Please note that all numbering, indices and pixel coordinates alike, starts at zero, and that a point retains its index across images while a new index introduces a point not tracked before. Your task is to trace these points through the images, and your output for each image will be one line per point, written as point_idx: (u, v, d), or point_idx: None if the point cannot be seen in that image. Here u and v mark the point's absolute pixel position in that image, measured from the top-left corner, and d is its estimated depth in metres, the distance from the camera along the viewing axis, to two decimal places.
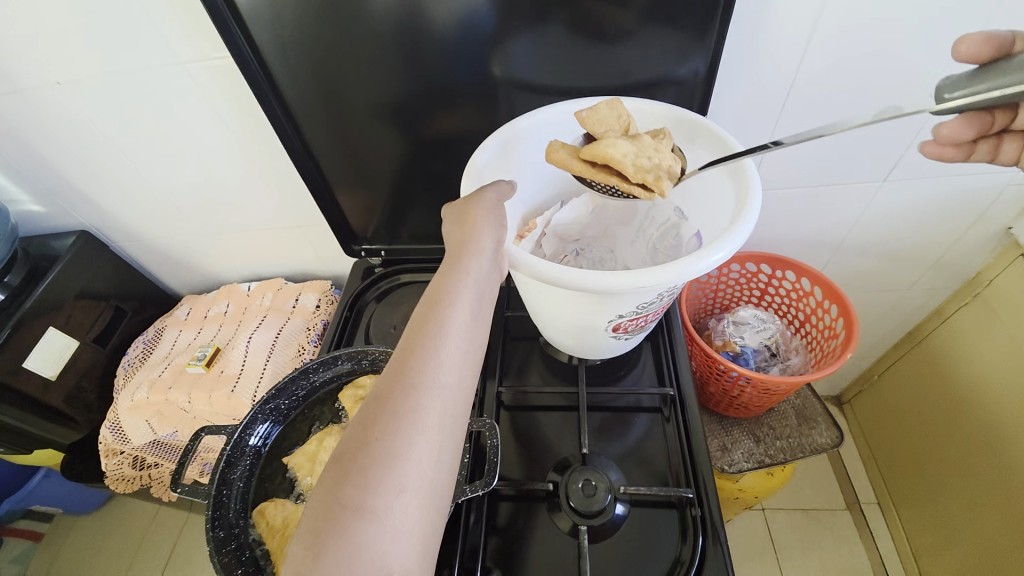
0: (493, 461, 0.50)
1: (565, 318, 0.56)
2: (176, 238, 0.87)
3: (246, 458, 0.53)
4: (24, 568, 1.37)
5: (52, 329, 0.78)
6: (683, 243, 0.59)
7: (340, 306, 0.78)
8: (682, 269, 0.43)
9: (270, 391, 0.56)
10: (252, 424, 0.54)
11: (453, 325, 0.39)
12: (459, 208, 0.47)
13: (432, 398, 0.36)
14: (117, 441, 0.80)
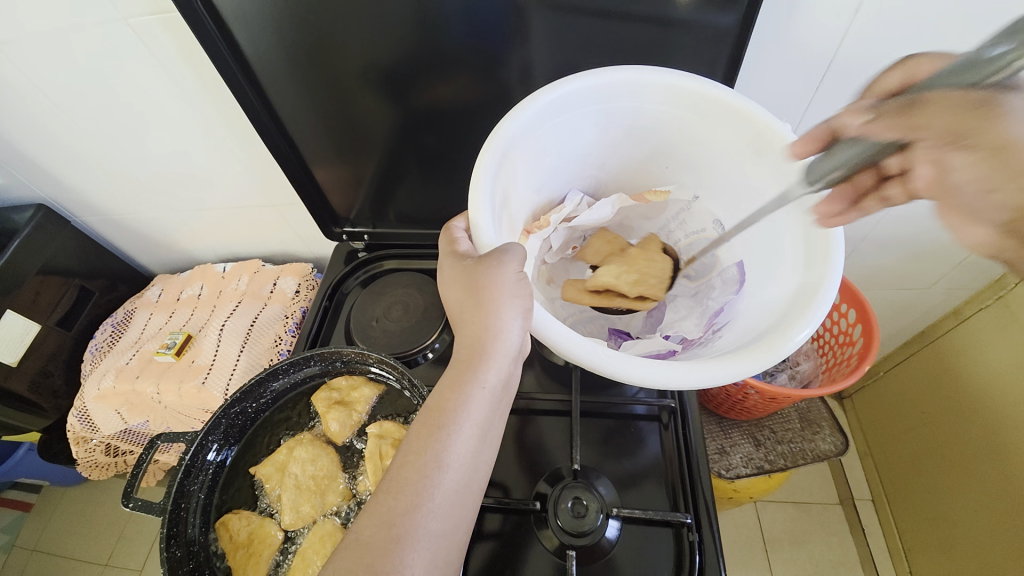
0: None
1: None
2: (142, 214, 0.81)
3: (206, 471, 0.49)
4: (14, 538, 1.39)
5: (9, 313, 0.73)
6: (718, 267, 0.55)
7: (319, 294, 0.72)
8: (728, 369, 0.39)
9: (234, 395, 0.50)
10: (214, 431, 0.49)
11: (453, 455, 0.37)
12: (470, 285, 0.42)
13: (417, 551, 0.33)
14: (86, 430, 0.75)
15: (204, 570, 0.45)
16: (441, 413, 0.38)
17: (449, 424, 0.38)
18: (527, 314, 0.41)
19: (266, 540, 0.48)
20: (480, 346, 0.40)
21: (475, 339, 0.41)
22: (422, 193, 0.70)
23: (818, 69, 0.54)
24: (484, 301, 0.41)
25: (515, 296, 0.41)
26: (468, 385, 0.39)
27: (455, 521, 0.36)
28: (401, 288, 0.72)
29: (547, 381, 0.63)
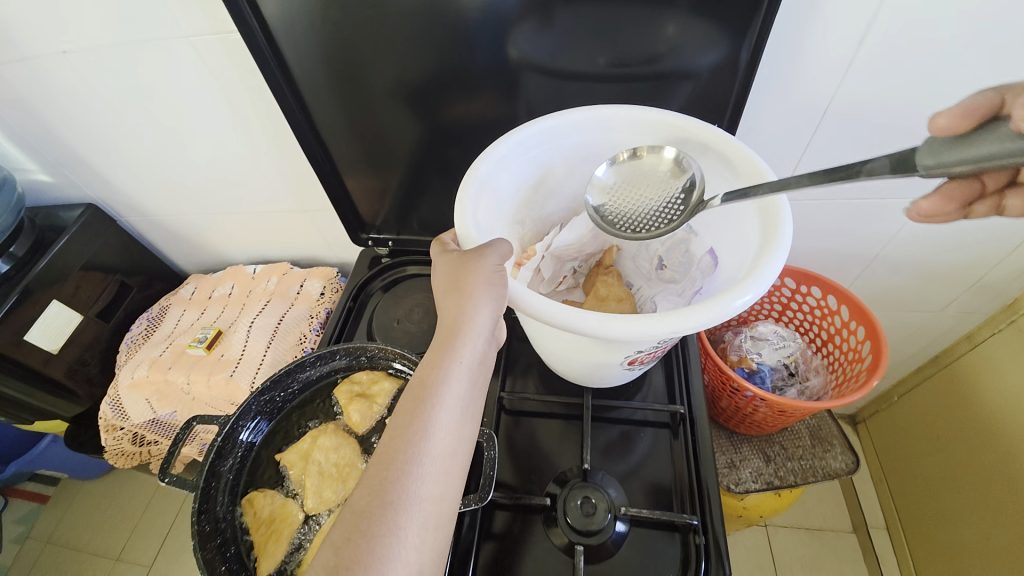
0: (490, 475, 0.48)
1: (574, 354, 0.51)
2: (181, 215, 0.86)
3: (237, 451, 0.52)
4: (30, 529, 1.42)
5: (55, 303, 0.77)
6: (694, 261, 0.55)
7: (344, 295, 0.75)
8: (679, 321, 0.39)
9: (266, 382, 0.53)
10: (246, 416, 0.52)
11: (437, 427, 0.38)
12: (454, 272, 0.44)
13: (409, 516, 0.35)
14: (117, 417, 0.79)
15: (229, 545, 0.47)
16: (421, 387, 0.39)
17: (430, 397, 0.39)
18: (502, 296, 0.43)
19: (287, 522, 0.50)
20: (458, 324, 0.42)
21: (453, 319, 0.43)
22: (444, 205, 0.73)
23: (825, 97, 0.57)
24: (463, 285, 0.43)
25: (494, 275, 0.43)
26: (446, 362, 0.41)
27: (444, 489, 0.37)
28: (422, 292, 0.75)
29: (557, 386, 0.65)
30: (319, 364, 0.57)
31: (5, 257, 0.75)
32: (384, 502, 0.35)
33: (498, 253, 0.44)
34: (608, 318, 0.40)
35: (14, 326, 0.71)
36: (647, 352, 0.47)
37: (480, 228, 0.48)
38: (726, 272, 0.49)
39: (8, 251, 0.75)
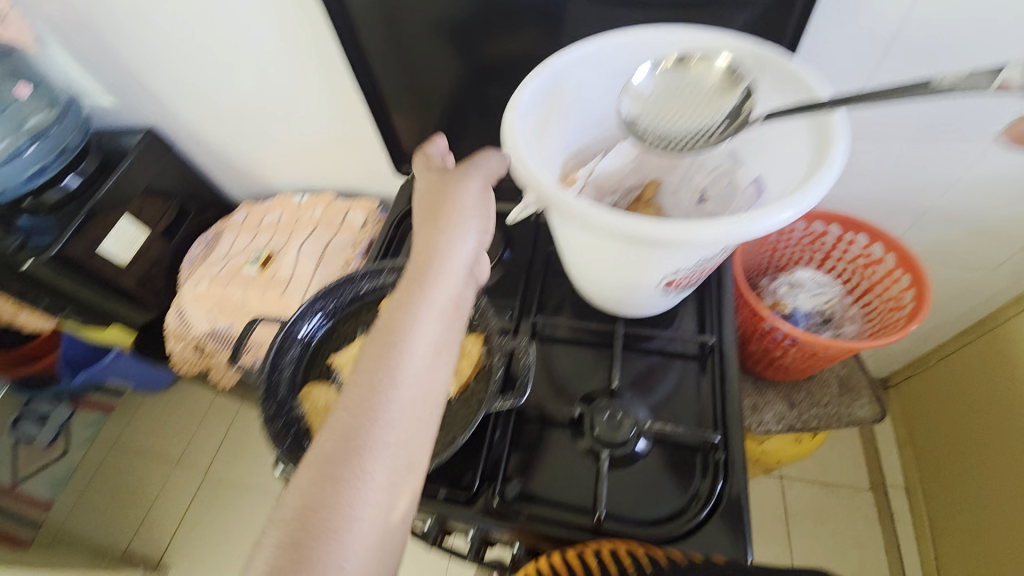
0: (526, 377, 0.53)
1: (604, 275, 0.51)
2: (232, 143, 0.89)
3: (295, 347, 0.57)
4: (96, 433, 1.61)
5: (125, 218, 0.83)
6: (738, 192, 0.53)
7: (387, 223, 0.78)
8: (709, 228, 0.39)
9: (321, 290, 0.60)
10: (303, 317, 0.58)
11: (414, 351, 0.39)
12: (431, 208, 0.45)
13: (383, 430, 0.36)
14: (182, 328, 0.87)
15: (289, 424, 0.52)
16: (388, 329, 0.39)
17: (398, 337, 0.38)
18: (478, 229, 0.45)
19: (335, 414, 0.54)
20: (429, 262, 0.42)
21: (429, 254, 0.43)
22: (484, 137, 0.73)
23: (897, 21, 0.53)
24: (441, 217, 0.44)
25: (473, 212, 0.44)
26: (418, 301, 0.40)
27: (422, 409, 0.38)
28: None
29: (589, 316, 0.67)
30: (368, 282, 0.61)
31: (75, 173, 0.79)
32: (356, 450, 0.35)
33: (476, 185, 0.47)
34: (645, 223, 0.40)
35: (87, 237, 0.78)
36: (691, 271, 0.47)
37: (526, 134, 0.46)
38: (772, 200, 0.47)
39: (79, 168, 0.80)
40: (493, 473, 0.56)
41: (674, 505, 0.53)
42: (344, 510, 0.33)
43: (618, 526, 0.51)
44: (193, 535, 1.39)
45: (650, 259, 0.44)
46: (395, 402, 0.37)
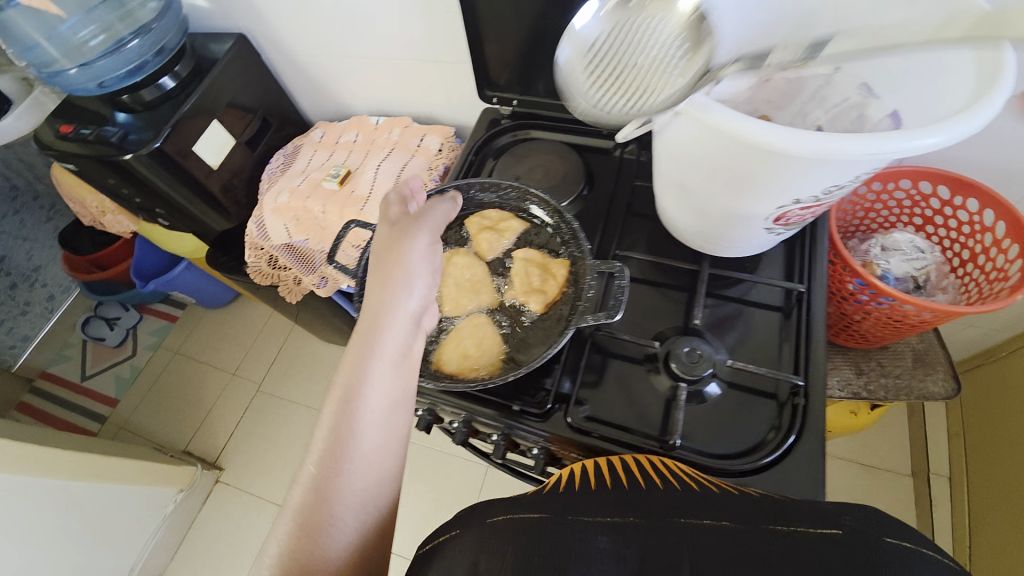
0: (620, 299, 0.50)
1: (708, 203, 0.49)
2: (316, 57, 0.89)
3: None
4: (161, 339, 1.73)
5: (215, 123, 0.84)
6: (867, 126, 0.50)
7: (465, 150, 0.79)
8: (843, 144, 0.36)
9: (417, 197, 0.62)
10: None
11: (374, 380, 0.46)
12: (381, 260, 0.51)
13: (356, 447, 0.43)
14: (261, 239, 0.91)
15: None
16: (343, 389, 0.45)
17: (353, 392, 0.45)
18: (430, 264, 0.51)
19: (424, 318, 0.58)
20: (376, 319, 0.48)
21: (379, 304, 0.49)
22: None
23: None
24: (394, 266, 0.50)
25: (420, 265, 0.51)
26: (369, 357, 0.47)
27: (390, 426, 0.46)
28: (544, 153, 0.75)
29: (667, 251, 0.66)
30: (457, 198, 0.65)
31: (171, 74, 0.80)
32: (328, 495, 0.42)
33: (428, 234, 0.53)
34: (774, 131, 0.37)
35: (187, 137, 0.80)
36: (801, 208, 0.45)
37: None
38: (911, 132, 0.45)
39: (174, 70, 0.81)
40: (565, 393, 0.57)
41: (750, 440, 0.53)
42: (324, 537, 0.40)
43: (692, 455, 0.52)
44: (245, 442, 1.48)
45: (766, 184, 0.42)
46: (356, 444, 0.43)
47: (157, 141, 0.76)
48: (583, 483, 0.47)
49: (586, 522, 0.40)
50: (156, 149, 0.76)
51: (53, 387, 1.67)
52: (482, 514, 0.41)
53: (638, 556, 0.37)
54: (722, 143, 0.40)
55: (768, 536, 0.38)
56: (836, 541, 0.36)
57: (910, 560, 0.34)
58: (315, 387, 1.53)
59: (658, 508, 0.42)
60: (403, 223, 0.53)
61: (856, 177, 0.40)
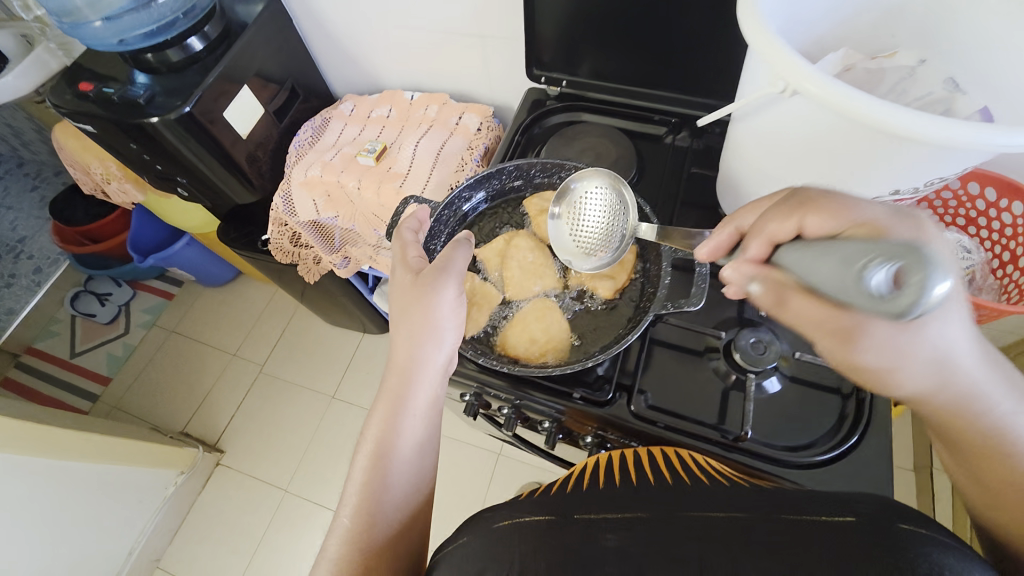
0: (703, 287, 0.52)
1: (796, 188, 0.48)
2: (351, 24, 0.85)
3: (456, 214, 0.64)
4: (155, 317, 1.66)
5: (246, 89, 0.80)
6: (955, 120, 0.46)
7: (511, 130, 0.77)
8: (973, 133, 0.34)
9: (483, 172, 0.63)
10: (465, 194, 0.63)
11: (407, 431, 0.50)
12: (409, 308, 0.53)
13: (393, 495, 0.48)
14: (286, 214, 0.87)
15: None
16: (377, 444, 0.49)
17: (388, 447, 0.49)
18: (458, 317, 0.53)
19: (487, 300, 0.62)
20: (407, 375, 0.52)
21: (409, 356, 0.52)
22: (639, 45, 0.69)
23: None
24: (425, 317, 0.52)
25: (449, 316, 0.53)
26: (401, 412, 0.50)
27: (420, 468, 0.50)
28: (594, 137, 0.74)
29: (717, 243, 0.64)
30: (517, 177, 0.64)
31: (200, 35, 0.75)
32: (365, 543, 0.45)
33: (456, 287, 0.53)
34: (898, 116, 0.35)
35: (219, 102, 0.75)
36: (893, 198, 0.44)
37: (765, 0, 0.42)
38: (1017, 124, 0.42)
39: (203, 31, 0.75)
40: (628, 381, 0.57)
41: (815, 434, 0.52)
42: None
43: (759, 447, 0.51)
44: (245, 425, 1.44)
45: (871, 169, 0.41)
46: (390, 496, 0.47)
47: (187, 105, 0.71)
48: (599, 481, 0.48)
49: (592, 520, 0.41)
50: (186, 113, 0.71)
51: (39, 364, 1.60)
52: (487, 521, 0.41)
53: (646, 551, 0.37)
54: (842, 119, 0.38)
55: (776, 525, 0.36)
56: (848, 528, 0.34)
57: (922, 547, 0.32)
58: (320, 371, 1.50)
59: (666, 504, 0.42)
60: (431, 272, 0.53)
61: (961, 169, 0.40)
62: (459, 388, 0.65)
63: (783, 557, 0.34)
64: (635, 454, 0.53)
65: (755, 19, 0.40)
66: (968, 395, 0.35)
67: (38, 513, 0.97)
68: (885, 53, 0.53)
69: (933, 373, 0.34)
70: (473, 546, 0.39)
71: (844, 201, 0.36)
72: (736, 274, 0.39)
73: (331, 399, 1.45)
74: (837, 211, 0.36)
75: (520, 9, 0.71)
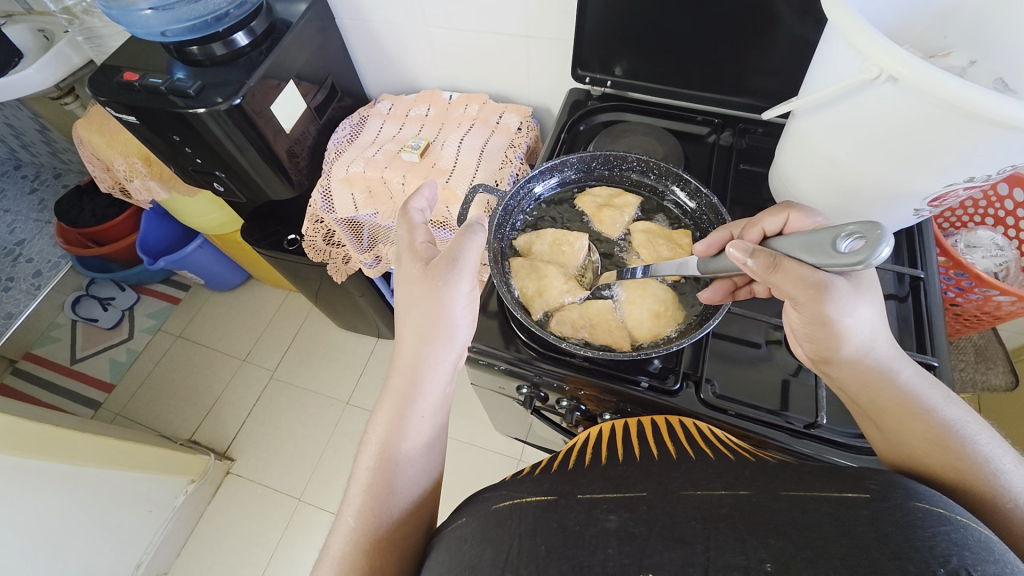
0: None
1: (865, 178, 0.49)
2: (394, 25, 0.86)
3: (525, 201, 0.66)
4: (160, 323, 1.61)
5: (290, 84, 0.80)
6: None
7: (557, 127, 0.78)
8: None
9: (553, 162, 0.66)
10: (535, 180, 0.66)
11: (412, 431, 0.49)
12: (414, 301, 0.52)
13: (397, 496, 0.46)
14: (324, 210, 0.87)
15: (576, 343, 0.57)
16: (382, 443, 0.48)
17: (394, 446, 0.48)
18: (467, 312, 0.53)
19: (597, 313, 0.59)
20: (415, 374, 0.51)
21: (417, 354, 0.52)
22: (689, 46, 0.70)
23: None
24: (433, 314, 0.51)
25: (459, 316, 0.52)
26: (408, 412, 0.50)
27: (426, 468, 0.49)
28: (640, 135, 0.76)
29: None
30: (579, 170, 0.68)
31: (247, 30, 0.74)
32: (369, 546, 0.43)
33: (468, 285, 0.52)
34: (992, 98, 0.36)
35: (268, 97, 0.75)
36: (965, 187, 0.46)
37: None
38: None
39: (251, 25, 0.75)
40: (691, 370, 0.57)
41: None
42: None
43: (829, 433, 0.51)
44: (255, 432, 1.40)
45: (947, 156, 0.42)
46: (395, 499, 0.46)
47: (237, 98, 0.71)
48: (592, 458, 0.48)
49: (593, 501, 0.40)
50: (236, 105, 0.71)
51: (40, 370, 1.54)
52: (487, 503, 0.43)
53: (649, 530, 0.37)
54: (935, 105, 0.39)
55: (784, 504, 0.36)
56: (861, 503, 0.34)
57: (939, 525, 0.31)
58: (334, 377, 1.47)
59: (666, 481, 0.41)
60: (442, 264, 0.51)
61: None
62: (514, 382, 0.64)
63: (804, 530, 0.33)
64: (650, 423, 0.54)
65: (844, 11, 0.41)
66: (883, 366, 0.43)
67: (46, 520, 0.92)
68: (942, 53, 0.55)
69: (862, 334, 0.43)
70: (473, 527, 0.41)
71: (812, 211, 0.48)
72: (739, 245, 0.44)
73: (346, 405, 1.42)
74: (811, 217, 0.48)
75: (570, 10, 0.73)
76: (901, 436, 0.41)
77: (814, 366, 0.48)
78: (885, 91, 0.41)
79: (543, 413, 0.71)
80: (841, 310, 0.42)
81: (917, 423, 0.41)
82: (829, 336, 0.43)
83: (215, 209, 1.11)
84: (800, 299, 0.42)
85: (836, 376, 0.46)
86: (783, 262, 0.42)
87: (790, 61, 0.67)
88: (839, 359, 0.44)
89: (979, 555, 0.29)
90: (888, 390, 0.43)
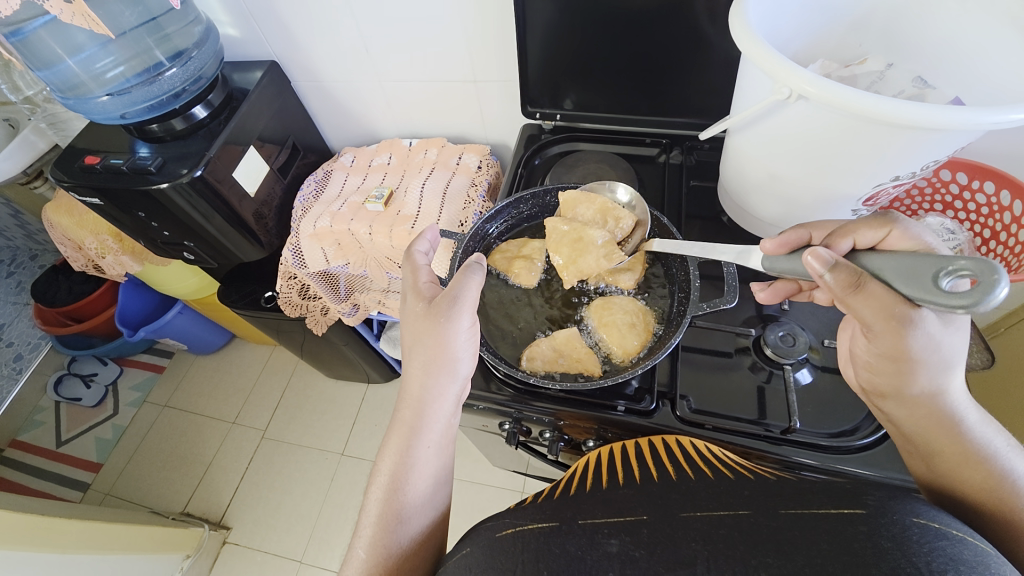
0: (733, 286, 0.55)
1: (803, 187, 0.52)
2: (348, 82, 0.89)
3: (488, 240, 0.68)
4: (145, 394, 1.59)
5: (251, 148, 0.82)
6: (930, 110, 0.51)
7: (513, 163, 0.81)
8: (966, 116, 0.38)
9: (513, 198, 0.68)
10: (493, 217, 0.68)
11: (420, 461, 0.49)
12: (418, 336, 0.52)
13: (408, 528, 0.46)
14: (295, 267, 0.88)
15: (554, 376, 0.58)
16: (391, 475, 0.48)
17: (402, 480, 0.48)
18: (471, 344, 0.53)
19: (564, 340, 0.59)
20: (421, 406, 0.51)
21: (422, 387, 0.51)
22: (627, 73, 0.74)
23: None
24: (437, 347, 0.51)
25: (462, 349, 0.52)
26: (414, 443, 0.50)
27: (435, 500, 0.49)
28: (594, 162, 0.78)
29: (720, 244, 0.67)
30: (535, 205, 0.70)
31: (204, 103, 0.77)
32: None
33: (469, 318, 0.52)
34: (901, 105, 0.39)
35: (228, 165, 0.77)
36: (894, 184, 0.48)
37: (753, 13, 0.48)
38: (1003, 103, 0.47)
39: (207, 99, 0.78)
40: (667, 388, 0.58)
41: (859, 418, 0.52)
42: None
43: (808, 437, 0.52)
44: (252, 496, 1.36)
45: (873, 160, 0.45)
46: (405, 528, 0.46)
47: (199, 168, 0.72)
48: (594, 483, 0.47)
49: (595, 525, 0.39)
50: (198, 176, 0.72)
51: (26, 457, 1.50)
52: (490, 531, 0.42)
53: (650, 553, 0.36)
54: (846, 116, 0.42)
55: (785, 523, 0.35)
56: (858, 519, 0.34)
57: (935, 541, 0.31)
58: (326, 429, 1.44)
59: (667, 502, 0.40)
60: (443, 301, 0.51)
61: (950, 152, 0.44)
62: (496, 418, 0.64)
63: (790, 549, 0.33)
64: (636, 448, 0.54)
65: (752, 39, 0.44)
66: (947, 415, 0.42)
67: None
68: (858, 59, 0.58)
69: (933, 378, 0.41)
70: (476, 556, 0.39)
71: (920, 230, 0.42)
72: (820, 256, 0.40)
73: (341, 456, 1.39)
74: (915, 237, 0.42)
75: (513, 53, 0.77)
76: (956, 471, 0.41)
77: (868, 396, 0.48)
78: (801, 108, 0.44)
79: (530, 445, 0.71)
80: (922, 348, 0.40)
81: (977, 469, 0.40)
82: (905, 368, 0.41)
83: (191, 275, 1.11)
84: (876, 326, 0.40)
85: (894, 412, 0.45)
86: (866, 284, 0.39)
87: (724, 80, 0.70)
88: (902, 398, 0.43)
89: (975, 569, 0.30)
90: (952, 435, 0.42)
